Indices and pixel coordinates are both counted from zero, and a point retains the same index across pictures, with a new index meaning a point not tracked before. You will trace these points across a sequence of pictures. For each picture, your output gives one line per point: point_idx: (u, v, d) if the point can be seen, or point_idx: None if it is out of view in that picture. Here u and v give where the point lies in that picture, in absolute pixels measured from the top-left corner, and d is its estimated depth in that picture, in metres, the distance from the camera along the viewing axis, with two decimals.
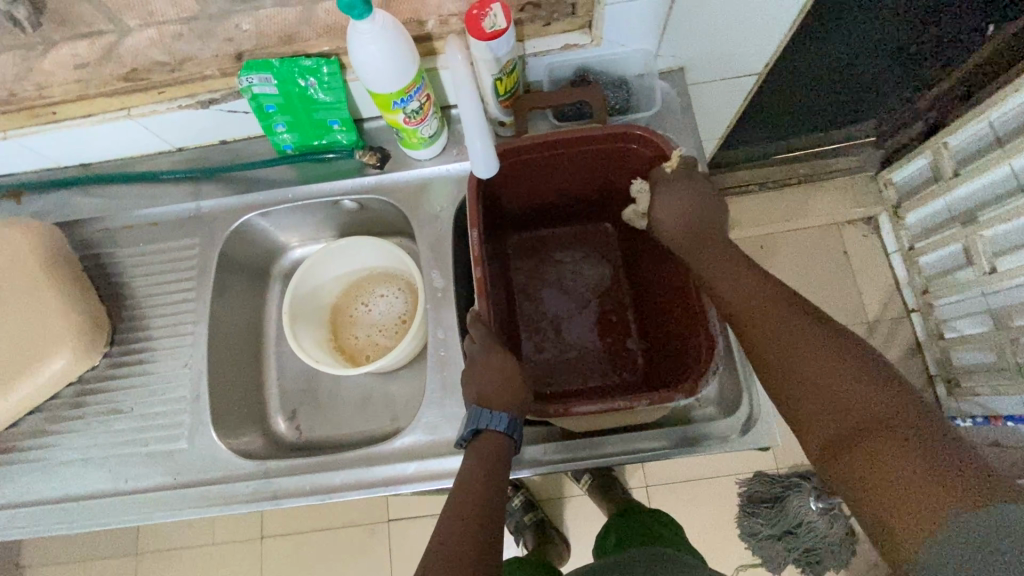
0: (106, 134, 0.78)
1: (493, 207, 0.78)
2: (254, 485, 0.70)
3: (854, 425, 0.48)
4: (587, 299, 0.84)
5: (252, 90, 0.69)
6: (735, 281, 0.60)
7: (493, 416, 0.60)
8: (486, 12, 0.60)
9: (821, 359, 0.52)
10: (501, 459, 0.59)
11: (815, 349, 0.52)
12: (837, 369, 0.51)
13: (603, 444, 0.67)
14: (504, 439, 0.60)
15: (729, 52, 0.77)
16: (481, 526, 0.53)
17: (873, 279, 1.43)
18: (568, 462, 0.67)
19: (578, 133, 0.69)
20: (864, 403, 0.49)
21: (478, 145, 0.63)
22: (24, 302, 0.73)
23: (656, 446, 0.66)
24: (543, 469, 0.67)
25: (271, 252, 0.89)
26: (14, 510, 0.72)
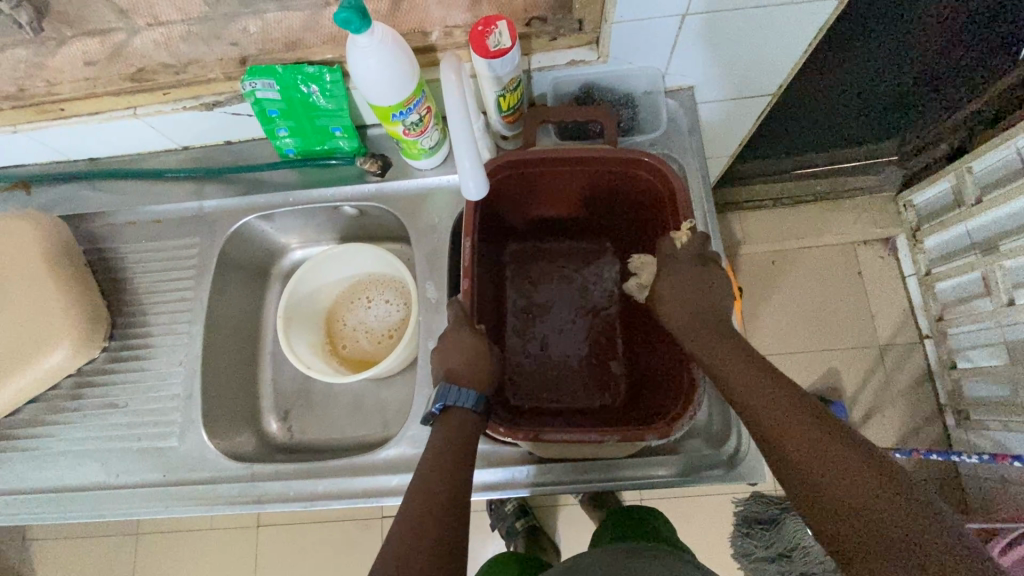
0: (113, 131, 0.79)
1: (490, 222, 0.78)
2: (239, 488, 0.71)
3: (871, 537, 0.43)
4: (582, 316, 0.83)
5: (256, 95, 0.70)
6: (728, 360, 0.57)
7: (459, 394, 0.59)
8: (491, 30, 0.61)
9: (820, 446, 0.48)
10: (466, 433, 0.57)
11: (791, 421, 0.51)
12: (843, 468, 0.46)
13: (586, 470, 0.66)
14: (471, 416, 0.59)
15: (739, 74, 0.75)
16: (449, 501, 0.52)
17: (887, 303, 1.37)
18: (555, 487, 0.66)
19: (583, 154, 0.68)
20: (876, 508, 0.44)
21: (467, 165, 0.59)
22: (26, 294, 0.74)
23: (645, 475, 0.66)
24: (534, 490, 0.67)
25: (272, 252, 0.90)
26: (9, 496, 0.74)
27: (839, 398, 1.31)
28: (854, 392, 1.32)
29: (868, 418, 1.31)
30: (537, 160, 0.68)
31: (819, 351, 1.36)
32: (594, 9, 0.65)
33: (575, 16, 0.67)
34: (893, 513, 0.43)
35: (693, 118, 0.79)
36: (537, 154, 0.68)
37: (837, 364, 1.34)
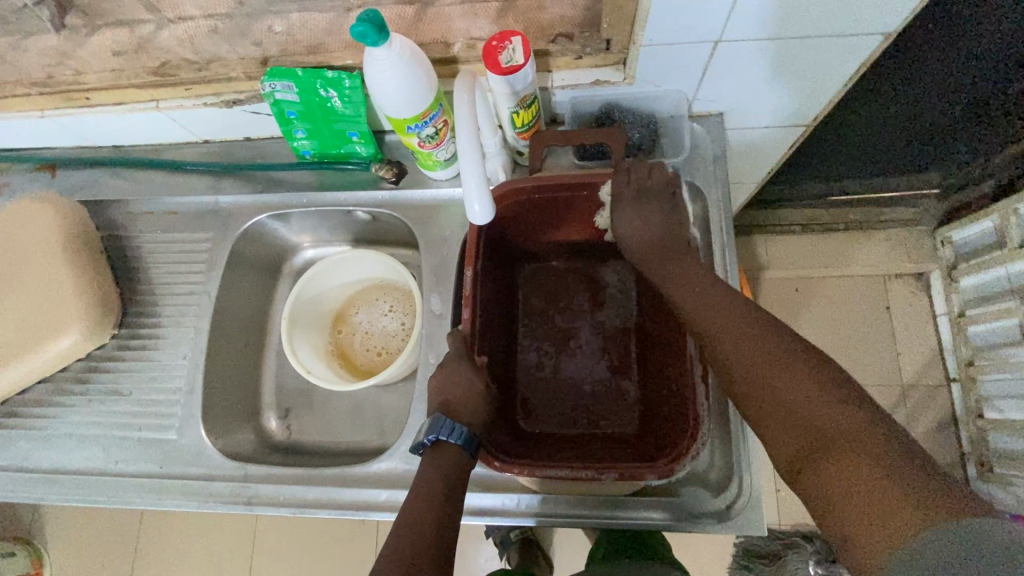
0: (136, 121, 0.79)
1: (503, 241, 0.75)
2: (231, 487, 0.71)
3: (814, 436, 0.46)
4: (593, 337, 0.78)
5: (275, 96, 0.69)
6: (696, 289, 0.59)
7: (452, 429, 0.57)
8: (505, 45, 0.58)
9: (779, 373, 0.50)
10: (459, 468, 0.57)
11: (754, 344, 0.52)
12: (796, 384, 0.48)
13: (596, 504, 0.65)
14: (460, 453, 0.57)
15: (773, 101, 0.72)
16: (436, 532, 0.52)
17: (915, 342, 1.30)
18: (554, 520, 0.65)
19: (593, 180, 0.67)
20: (820, 412, 0.46)
21: (472, 189, 0.57)
22: (42, 277, 0.75)
23: (645, 517, 0.64)
24: (536, 519, 0.65)
25: (284, 250, 0.90)
26: (14, 473, 0.76)
27: None
28: None
29: None
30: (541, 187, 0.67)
31: None
32: (623, 29, 0.62)
33: (603, 35, 0.64)
34: (837, 417, 0.45)
35: (720, 146, 0.75)
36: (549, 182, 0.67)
37: None
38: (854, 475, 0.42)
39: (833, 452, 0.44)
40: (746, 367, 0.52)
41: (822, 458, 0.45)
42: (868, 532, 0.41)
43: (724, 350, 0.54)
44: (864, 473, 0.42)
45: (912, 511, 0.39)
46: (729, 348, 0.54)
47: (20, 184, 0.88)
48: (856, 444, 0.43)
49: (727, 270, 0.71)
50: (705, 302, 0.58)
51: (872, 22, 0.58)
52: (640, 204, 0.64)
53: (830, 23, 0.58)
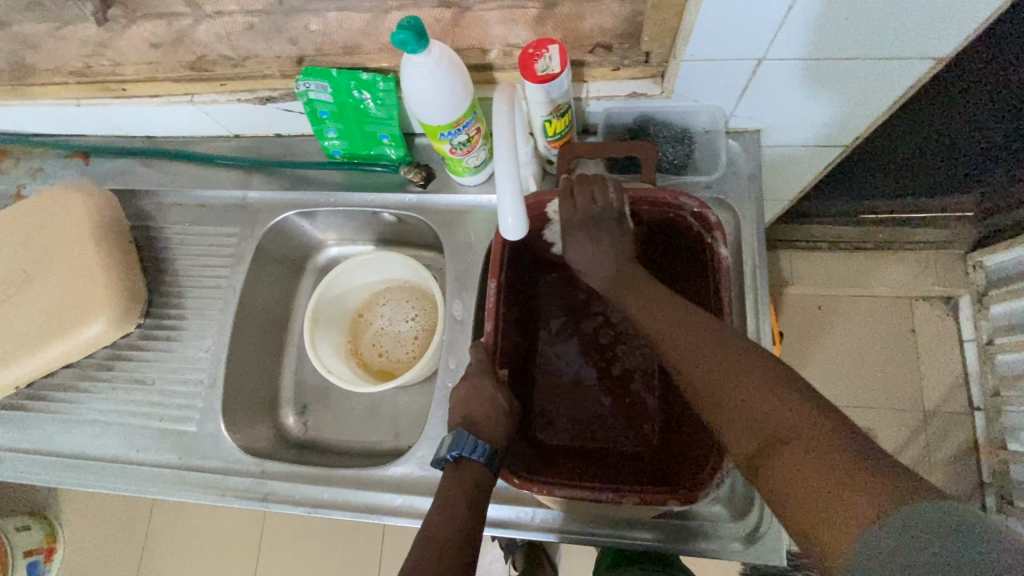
0: (170, 113, 0.80)
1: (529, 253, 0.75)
2: (249, 482, 0.72)
3: (768, 430, 0.45)
4: (613, 349, 0.78)
5: (309, 96, 0.69)
6: (644, 302, 0.59)
7: (473, 446, 0.58)
8: (541, 53, 0.58)
9: (727, 377, 0.49)
10: (481, 487, 0.57)
11: (702, 350, 0.52)
12: (745, 386, 0.48)
13: (607, 525, 0.65)
14: (483, 470, 0.58)
15: (813, 121, 0.70)
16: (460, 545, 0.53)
17: (939, 368, 1.27)
18: (569, 535, 0.66)
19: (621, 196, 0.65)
20: (773, 406, 0.46)
21: (504, 200, 0.55)
22: (72, 264, 0.76)
23: (649, 537, 0.64)
24: (547, 534, 0.66)
25: (309, 247, 0.90)
26: (37, 455, 0.77)
27: None
28: None
29: None
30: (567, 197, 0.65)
31: (856, 409, 1.27)
32: (664, 42, 0.61)
33: (642, 48, 0.63)
34: (787, 410, 0.45)
35: (755, 164, 0.73)
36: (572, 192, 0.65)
37: (873, 425, 1.25)
38: (809, 467, 0.41)
39: (786, 446, 0.44)
40: (698, 369, 0.52)
41: (778, 452, 0.44)
42: (828, 522, 0.39)
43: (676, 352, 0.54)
44: (818, 464, 0.41)
45: (866, 493, 0.38)
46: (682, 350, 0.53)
47: (54, 170, 0.89)
48: (809, 434, 0.43)
49: (759, 289, 0.69)
50: (661, 307, 0.58)
51: (923, 46, 0.56)
52: (589, 229, 0.63)
53: (878, 45, 0.57)
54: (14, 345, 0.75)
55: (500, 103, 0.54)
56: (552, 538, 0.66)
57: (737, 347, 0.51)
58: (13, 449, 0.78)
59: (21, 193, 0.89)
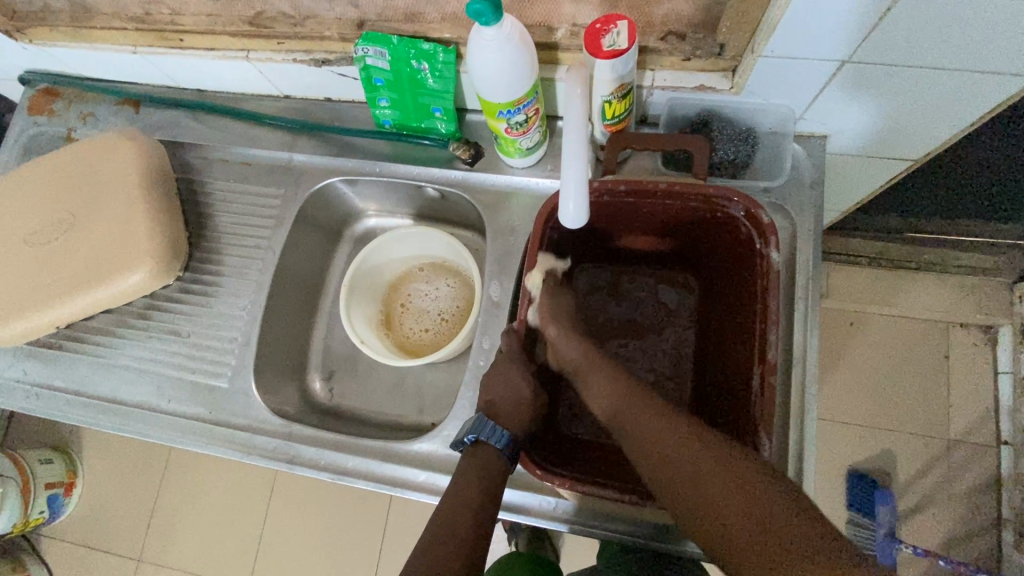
0: (223, 68, 0.79)
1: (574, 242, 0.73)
2: (276, 443, 0.72)
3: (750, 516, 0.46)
4: (647, 347, 0.76)
5: (366, 61, 0.68)
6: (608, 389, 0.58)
7: (494, 433, 0.60)
8: (609, 28, 0.55)
9: (702, 473, 0.49)
10: (493, 473, 0.59)
11: (673, 443, 0.52)
12: (726, 479, 0.48)
13: (617, 518, 0.66)
14: (500, 458, 0.60)
15: (888, 130, 0.66)
16: (472, 539, 0.54)
17: (970, 397, 1.22)
18: (584, 528, 0.66)
19: (669, 188, 0.62)
20: (756, 500, 0.47)
21: (568, 186, 0.54)
22: (117, 211, 0.76)
23: (648, 532, 0.65)
24: (558, 525, 0.67)
25: (348, 215, 0.90)
26: (71, 395, 0.79)
27: (886, 483, 1.21)
28: (905, 482, 1.21)
29: (912, 513, 1.19)
30: (609, 191, 0.63)
31: (878, 430, 1.24)
32: (741, 35, 0.58)
33: (718, 40, 0.60)
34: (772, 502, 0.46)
35: (820, 171, 0.69)
36: (613, 182, 0.62)
37: (894, 449, 1.22)
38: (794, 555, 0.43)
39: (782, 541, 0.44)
40: (675, 465, 0.51)
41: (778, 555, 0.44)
42: None
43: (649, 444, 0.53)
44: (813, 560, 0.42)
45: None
46: (654, 442, 0.53)
47: (104, 116, 0.89)
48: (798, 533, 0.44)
49: (811, 302, 0.66)
50: (625, 392, 0.58)
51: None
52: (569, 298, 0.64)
53: (976, 58, 0.53)
54: (56, 286, 0.76)
55: (573, 82, 0.51)
56: (564, 529, 0.67)
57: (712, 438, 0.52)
58: (49, 386, 0.80)
59: (71, 136, 0.90)
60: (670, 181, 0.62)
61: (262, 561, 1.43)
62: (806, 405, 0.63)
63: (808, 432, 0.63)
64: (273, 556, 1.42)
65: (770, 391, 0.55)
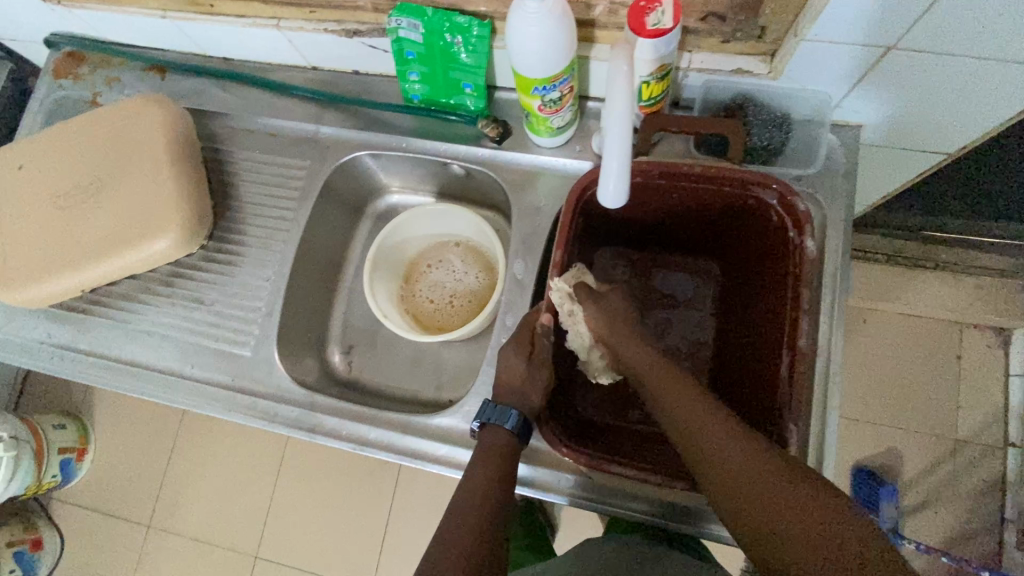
0: (252, 37, 0.79)
1: (603, 223, 0.73)
2: (298, 412, 0.73)
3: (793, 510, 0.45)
4: (667, 333, 0.76)
5: (399, 33, 0.68)
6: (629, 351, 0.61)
7: (502, 414, 0.61)
8: (654, 7, 0.53)
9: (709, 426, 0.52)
10: (504, 453, 0.59)
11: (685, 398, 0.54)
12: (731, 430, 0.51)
13: (633, 498, 0.66)
14: (511, 438, 0.60)
15: (926, 121, 0.65)
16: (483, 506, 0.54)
17: (979, 398, 1.22)
18: (598, 506, 0.67)
19: (705, 172, 0.61)
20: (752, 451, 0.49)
21: (609, 167, 0.52)
22: (145, 177, 0.76)
23: (661, 513, 0.66)
24: (572, 500, 0.67)
25: (371, 191, 0.90)
26: (95, 358, 0.80)
27: (890, 479, 1.22)
28: (909, 479, 1.21)
29: (915, 510, 1.20)
30: (643, 172, 0.63)
31: (886, 428, 1.24)
32: (784, 19, 0.58)
33: (759, 22, 0.59)
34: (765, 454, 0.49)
35: (853, 161, 0.69)
36: (646, 165, 0.62)
37: (900, 446, 1.23)
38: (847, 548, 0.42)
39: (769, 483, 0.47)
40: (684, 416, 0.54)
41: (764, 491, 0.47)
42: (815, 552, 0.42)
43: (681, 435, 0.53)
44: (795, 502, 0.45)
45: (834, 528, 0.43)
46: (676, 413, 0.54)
47: (130, 82, 0.89)
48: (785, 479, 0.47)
49: (838, 294, 0.66)
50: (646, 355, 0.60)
51: None
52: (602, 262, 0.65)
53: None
54: (83, 250, 0.76)
55: (617, 60, 0.48)
56: (582, 507, 0.68)
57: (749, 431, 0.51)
58: (74, 349, 0.81)
59: (96, 101, 0.90)
60: (705, 163, 0.62)
61: (270, 531, 1.46)
62: (829, 396, 0.63)
63: (830, 423, 0.63)
64: (282, 526, 1.45)
65: (801, 380, 0.55)
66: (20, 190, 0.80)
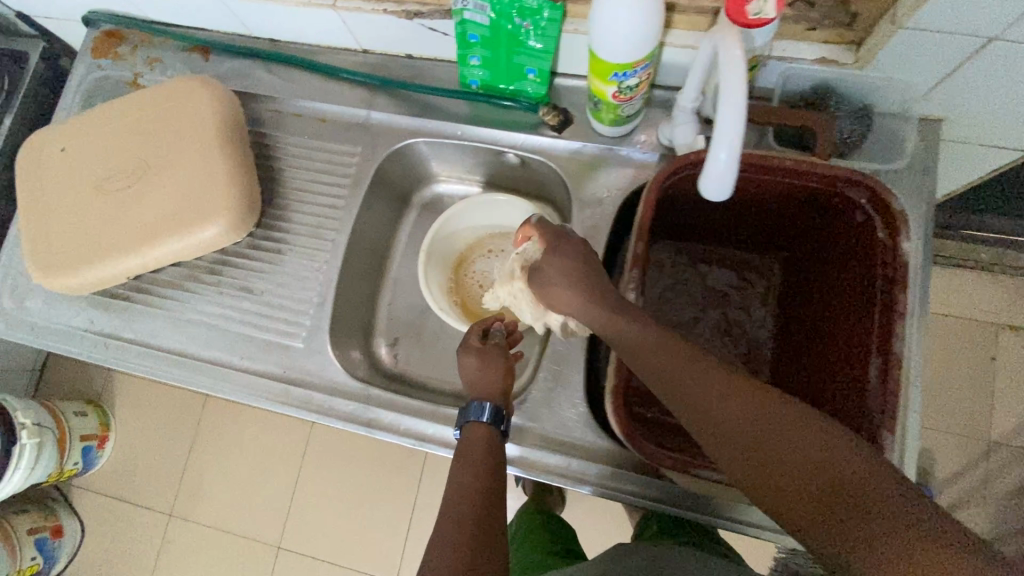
0: (303, 17, 0.75)
1: (673, 215, 0.71)
2: (354, 406, 0.72)
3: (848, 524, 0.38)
4: (727, 329, 0.75)
5: (464, 15, 0.65)
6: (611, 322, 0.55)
7: (476, 408, 0.62)
8: None
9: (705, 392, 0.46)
10: (485, 444, 0.60)
11: (679, 366, 0.49)
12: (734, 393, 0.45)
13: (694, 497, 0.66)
14: (490, 428, 0.61)
15: (1018, 115, 0.62)
16: (483, 485, 0.54)
17: (1016, 399, 1.21)
18: (648, 502, 0.66)
19: (796, 166, 0.59)
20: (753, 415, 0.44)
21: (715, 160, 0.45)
22: (194, 161, 0.74)
23: (719, 514, 0.65)
24: (599, 491, 0.67)
25: (419, 179, 0.88)
26: (140, 347, 0.78)
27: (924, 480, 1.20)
28: (943, 480, 1.20)
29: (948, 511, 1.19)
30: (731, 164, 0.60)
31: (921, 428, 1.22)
32: (881, 5, 0.55)
33: (851, 9, 0.57)
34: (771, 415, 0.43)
35: (934, 156, 0.66)
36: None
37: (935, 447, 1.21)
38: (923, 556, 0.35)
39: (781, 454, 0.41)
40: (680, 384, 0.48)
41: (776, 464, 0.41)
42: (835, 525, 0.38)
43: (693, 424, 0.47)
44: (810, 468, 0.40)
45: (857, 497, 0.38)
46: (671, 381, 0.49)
47: (172, 63, 0.86)
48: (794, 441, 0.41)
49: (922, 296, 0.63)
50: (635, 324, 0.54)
51: None
52: None
53: None
54: (130, 235, 0.74)
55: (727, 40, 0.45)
56: (619, 500, 0.67)
57: (785, 399, 0.43)
58: (118, 336, 0.79)
59: (137, 81, 0.87)
60: (793, 156, 0.59)
61: (293, 521, 1.44)
62: (911, 402, 0.61)
63: (911, 431, 0.60)
64: (305, 517, 1.44)
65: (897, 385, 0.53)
66: (63, 172, 0.77)
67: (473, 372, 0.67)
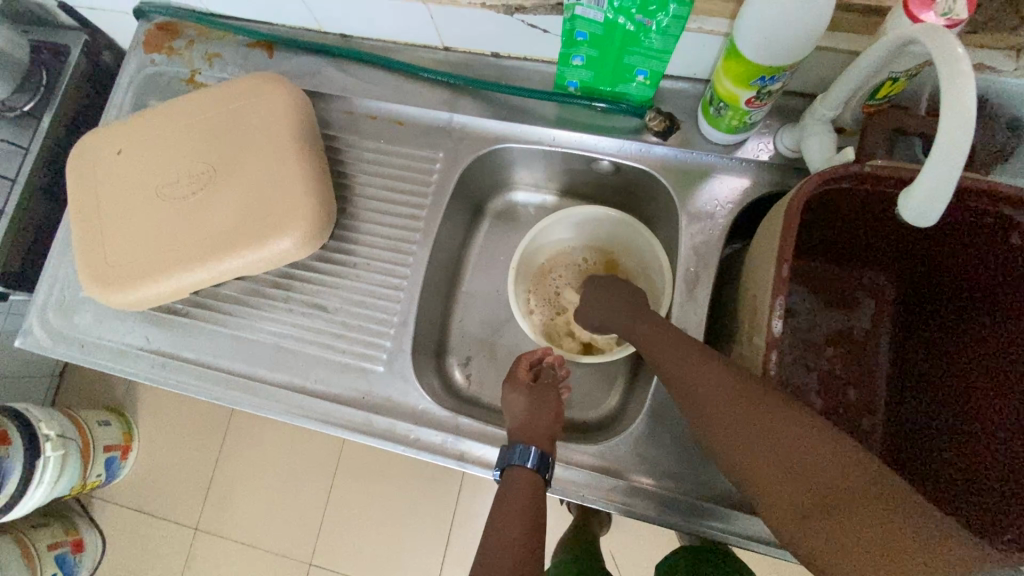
0: (387, 13, 0.69)
1: (805, 233, 0.65)
2: (443, 437, 0.66)
3: (804, 492, 0.43)
4: (845, 353, 0.70)
5: (576, 12, 0.56)
6: (667, 352, 0.58)
7: (521, 451, 0.58)
8: None
9: (738, 417, 0.48)
10: (531, 493, 0.56)
11: (721, 394, 0.51)
12: (767, 418, 0.47)
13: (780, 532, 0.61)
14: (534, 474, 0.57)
15: None
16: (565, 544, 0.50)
17: None
18: (724, 534, 0.62)
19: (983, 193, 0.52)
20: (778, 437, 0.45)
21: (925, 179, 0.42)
22: (267, 170, 0.67)
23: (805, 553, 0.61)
24: (623, 509, 0.64)
25: (495, 187, 0.82)
26: (203, 369, 0.71)
27: None
28: None
29: None
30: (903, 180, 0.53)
31: None
32: None
33: None
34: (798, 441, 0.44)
35: None
36: (892, 172, 0.52)
37: None
38: (843, 528, 0.40)
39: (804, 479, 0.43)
40: (717, 409, 0.50)
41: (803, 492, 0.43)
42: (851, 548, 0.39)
43: (704, 411, 0.51)
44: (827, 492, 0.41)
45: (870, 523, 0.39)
46: (713, 403, 0.51)
47: (234, 60, 0.80)
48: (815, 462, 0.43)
49: None
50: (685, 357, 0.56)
51: None
52: None
53: None
54: (194, 247, 0.67)
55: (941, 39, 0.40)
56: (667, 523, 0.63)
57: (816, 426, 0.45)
58: (178, 356, 0.72)
59: (194, 79, 0.81)
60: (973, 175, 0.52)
61: (326, 538, 1.37)
62: None
63: None
64: (338, 533, 1.37)
65: None
66: (121, 178, 0.71)
67: (521, 412, 0.64)
